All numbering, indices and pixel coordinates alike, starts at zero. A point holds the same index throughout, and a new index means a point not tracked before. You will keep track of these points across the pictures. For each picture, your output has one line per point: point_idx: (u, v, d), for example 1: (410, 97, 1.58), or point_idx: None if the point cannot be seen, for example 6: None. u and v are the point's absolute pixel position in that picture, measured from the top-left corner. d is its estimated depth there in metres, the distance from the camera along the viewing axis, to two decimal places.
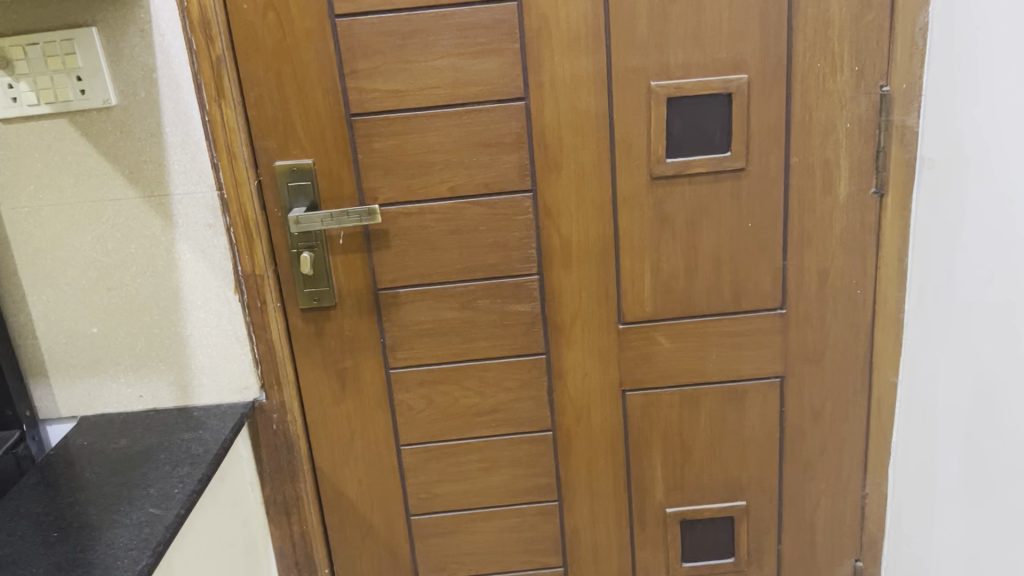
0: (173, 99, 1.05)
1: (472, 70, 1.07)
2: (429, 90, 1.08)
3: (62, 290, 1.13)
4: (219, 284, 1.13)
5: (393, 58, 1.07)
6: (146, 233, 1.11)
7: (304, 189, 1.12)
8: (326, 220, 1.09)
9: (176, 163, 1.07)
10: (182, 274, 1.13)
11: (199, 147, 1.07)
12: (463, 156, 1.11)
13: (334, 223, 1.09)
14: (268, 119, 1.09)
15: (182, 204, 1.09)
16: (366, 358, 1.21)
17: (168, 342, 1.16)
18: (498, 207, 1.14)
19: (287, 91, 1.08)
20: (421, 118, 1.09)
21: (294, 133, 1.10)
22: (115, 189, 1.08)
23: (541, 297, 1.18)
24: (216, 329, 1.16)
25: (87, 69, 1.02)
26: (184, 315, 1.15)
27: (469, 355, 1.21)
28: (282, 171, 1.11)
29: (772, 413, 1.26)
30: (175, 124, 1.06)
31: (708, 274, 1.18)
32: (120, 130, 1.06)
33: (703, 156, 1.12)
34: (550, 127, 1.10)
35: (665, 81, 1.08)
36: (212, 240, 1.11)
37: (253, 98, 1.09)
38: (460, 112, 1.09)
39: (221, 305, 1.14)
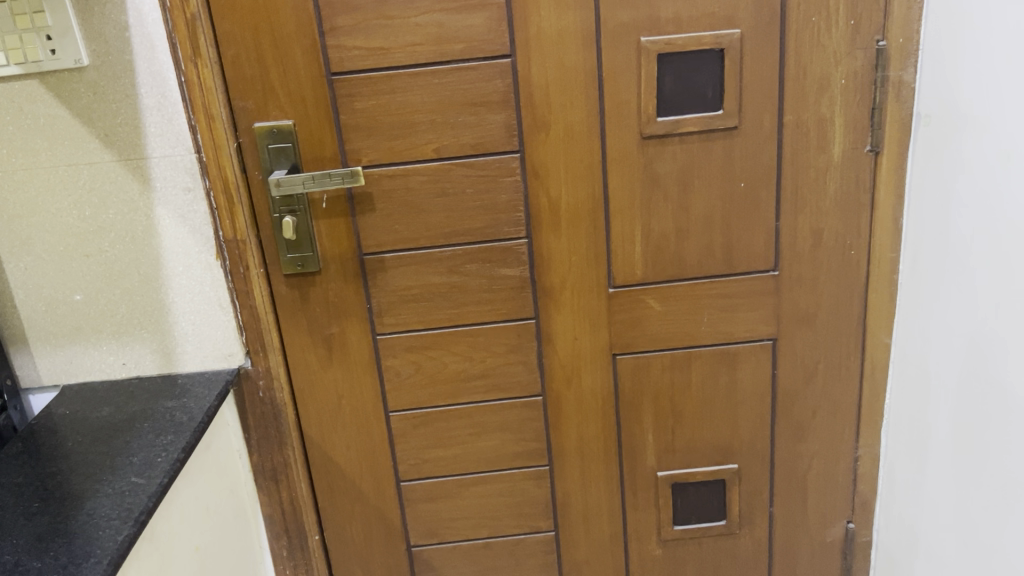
0: (148, 59, 1.02)
1: (457, 27, 1.04)
2: (412, 47, 1.05)
3: (40, 257, 1.11)
4: (200, 249, 1.11)
5: (375, 14, 1.03)
6: (124, 198, 1.08)
7: (286, 150, 1.09)
8: (308, 184, 1.06)
9: (153, 125, 1.05)
10: (162, 239, 1.11)
11: (176, 109, 1.04)
12: (449, 116, 1.08)
13: (316, 185, 1.06)
14: (246, 80, 1.06)
15: (160, 168, 1.07)
16: (352, 325, 1.19)
17: (150, 309, 1.15)
18: (485, 168, 1.11)
19: (265, 50, 1.04)
20: (405, 77, 1.06)
21: (273, 94, 1.06)
22: (90, 153, 1.06)
23: (530, 261, 1.16)
24: (199, 295, 1.14)
25: (58, 28, 0.99)
26: (166, 281, 1.13)
27: (457, 320, 1.19)
28: (262, 133, 1.08)
29: (765, 376, 1.24)
30: (150, 85, 1.03)
31: (700, 236, 1.15)
32: (93, 92, 1.03)
33: (695, 114, 1.09)
34: (537, 84, 1.07)
35: (655, 37, 1.05)
36: (191, 204, 1.09)
37: (231, 56, 1.05)
38: (444, 71, 1.06)
39: (203, 271, 1.13)
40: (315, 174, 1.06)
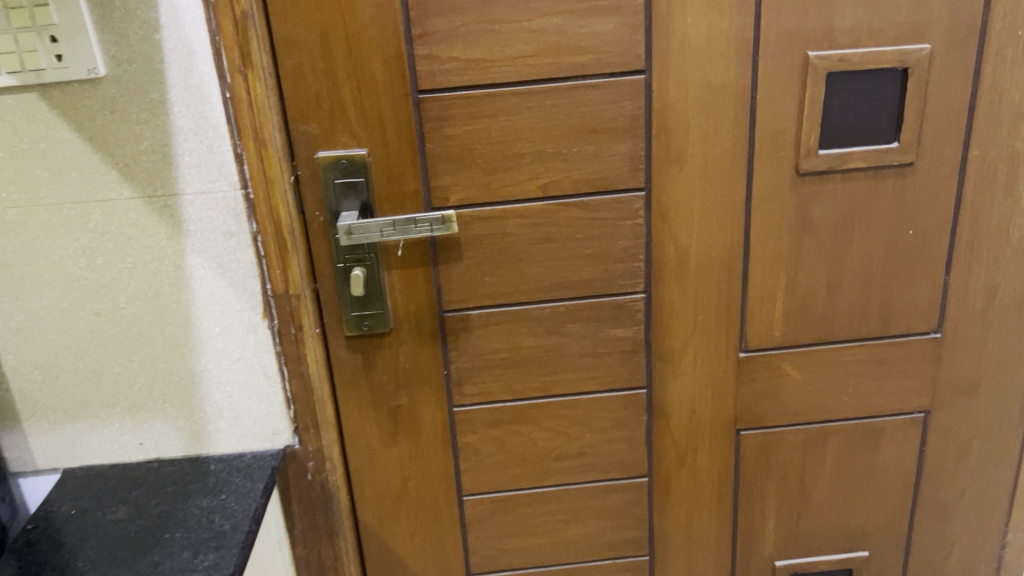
0: (183, 69, 0.79)
1: (582, 35, 0.82)
2: (523, 60, 0.82)
3: (36, 315, 0.87)
4: (242, 308, 0.88)
5: (478, 16, 0.80)
6: (146, 244, 0.85)
7: (356, 186, 0.86)
8: (388, 230, 0.84)
9: (188, 153, 0.82)
10: (195, 295, 0.88)
11: (218, 133, 0.81)
12: (562, 145, 0.87)
13: (396, 233, 0.84)
14: (309, 97, 0.82)
15: (195, 207, 0.84)
16: (425, 397, 0.96)
17: (175, 380, 0.91)
18: (601, 210, 0.90)
19: (336, 60, 0.81)
20: (512, 97, 0.84)
21: (344, 116, 0.83)
22: (104, 187, 0.82)
23: (647, 320, 0.95)
24: (239, 363, 0.91)
25: (66, 27, 0.75)
26: (197, 346, 0.90)
27: (554, 390, 0.98)
28: (328, 164, 0.85)
29: (910, 453, 1.05)
30: (186, 102, 0.80)
31: (854, 291, 0.96)
32: (111, 110, 0.80)
33: (864, 147, 0.88)
34: (675, 107, 0.86)
35: (826, 51, 0.84)
36: (233, 252, 0.86)
37: (289, 66, 0.81)
38: (562, 90, 0.84)
39: (244, 334, 0.90)
40: (397, 219, 0.84)
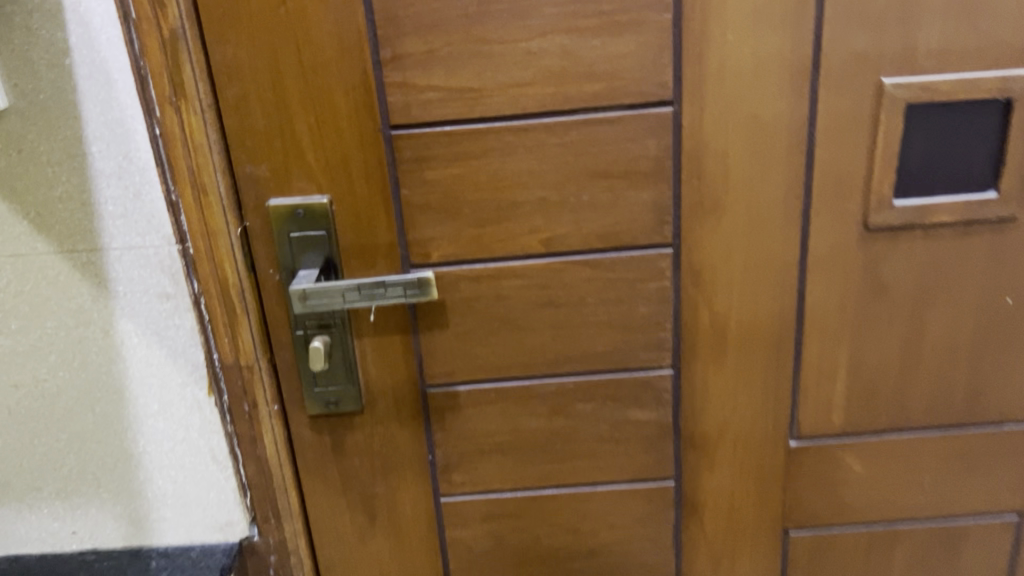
0: (101, 100, 0.64)
1: (593, 58, 0.65)
2: (520, 89, 0.66)
3: None
4: (184, 382, 0.74)
5: (462, 36, 0.64)
6: (67, 307, 0.71)
7: (317, 240, 0.71)
8: (351, 295, 0.68)
9: (111, 201, 0.67)
10: (127, 367, 0.73)
11: (146, 178, 0.67)
12: (570, 192, 0.70)
13: (362, 300, 0.69)
14: (257, 133, 0.67)
15: (123, 265, 0.70)
16: (406, 485, 0.81)
17: (109, 463, 0.77)
18: (619, 270, 0.73)
19: (287, 89, 0.66)
20: (506, 134, 0.68)
21: (300, 156, 0.68)
22: (15, 240, 0.69)
23: (675, 401, 0.78)
24: (184, 445, 0.77)
25: None
26: (134, 425, 0.76)
27: (561, 481, 0.81)
28: (281, 215, 0.69)
29: (998, 561, 0.86)
30: (106, 140, 0.65)
31: (934, 371, 0.77)
32: (17, 148, 0.65)
33: (952, 198, 0.70)
34: (711, 148, 0.69)
35: (906, 79, 0.66)
36: (171, 317, 0.71)
37: (231, 97, 0.66)
38: (569, 125, 0.68)
39: (188, 412, 0.75)
40: (362, 283, 0.68)
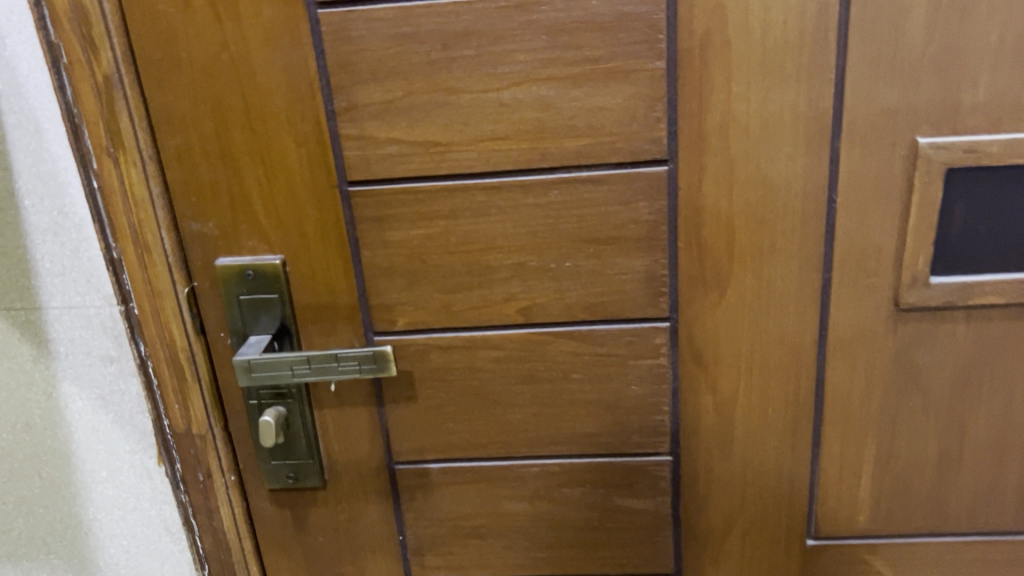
0: (32, 151, 0.59)
1: (576, 110, 0.57)
2: (492, 143, 0.58)
3: None
4: (132, 449, 0.68)
5: (425, 84, 0.57)
6: (8, 367, 0.66)
7: (269, 303, 0.64)
8: (301, 367, 0.62)
9: (47, 258, 0.61)
10: (73, 431, 0.68)
11: (83, 235, 0.61)
12: (552, 257, 0.61)
13: (313, 373, 0.62)
14: (203, 188, 0.61)
15: (63, 324, 0.64)
16: (375, 565, 0.74)
17: (58, 530, 0.72)
18: (609, 344, 0.64)
19: (233, 141, 0.59)
20: (478, 193, 0.60)
21: (251, 214, 0.61)
22: None
23: (674, 491, 0.69)
24: (134, 515, 0.71)
25: None
26: (82, 492, 0.70)
27: (546, 570, 0.73)
28: (230, 275, 0.63)
29: None
30: (39, 194, 0.60)
31: (978, 471, 0.67)
32: None
33: (1003, 277, 0.59)
34: (715, 213, 0.59)
35: (947, 139, 0.56)
36: (116, 381, 0.66)
37: (172, 149, 0.60)
38: (549, 183, 0.59)
39: (138, 481, 0.69)
40: (312, 355, 0.62)
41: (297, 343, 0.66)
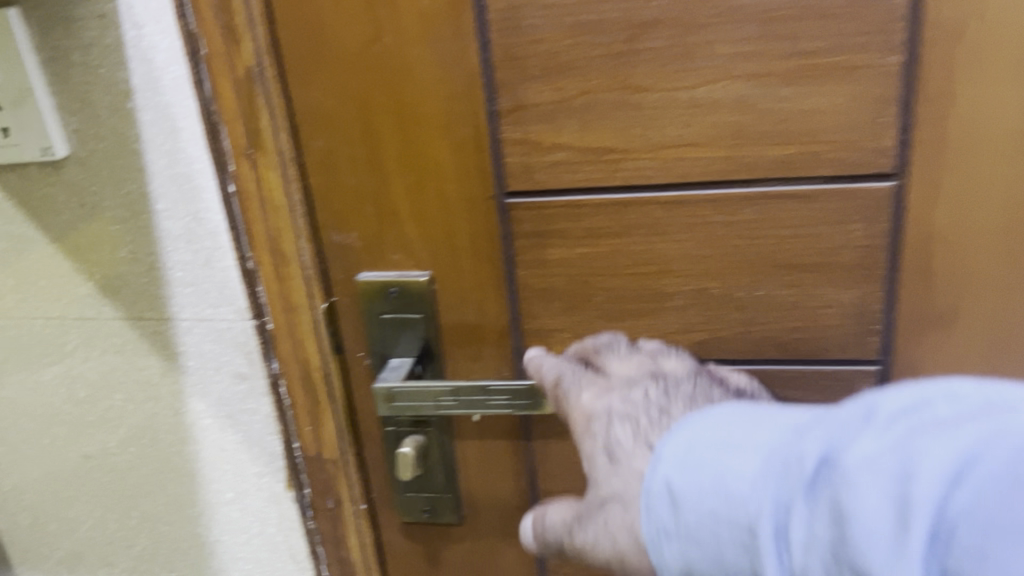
0: (167, 152, 0.54)
1: (783, 113, 0.48)
2: (680, 151, 0.50)
3: (16, 448, 0.67)
4: (260, 472, 0.63)
5: (605, 81, 0.49)
6: (136, 378, 0.62)
7: (413, 323, 0.57)
8: (446, 400, 0.55)
9: (179, 267, 0.57)
10: (200, 449, 0.63)
11: (217, 244, 0.56)
12: (741, 284, 0.52)
13: (459, 406, 0.56)
14: (347, 195, 0.55)
15: (193, 338, 0.59)
16: None
17: (181, 549, 0.68)
18: (802, 387, 0.54)
19: (382, 144, 0.53)
20: (658, 208, 0.51)
21: (398, 225, 0.55)
22: (80, 302, 0.60)
23: None
24: (259, 540, 0.66)
25: (8, 90, 0.53)
26: (206, 513, 0.66)
27: None
28: (372, 291, 0.57)
29: None
30: (174, 198, 0.55)
31: None
32: (80, 202, 0.57)
33: None
34: (947, 239, 0.49)
35: None
36: (247, 400, 0.61)
37: (316, 152, 0.54)
38: (744, 198, 0.50)
39: (264, 505, 0.64)
40: (460, 387, 0.55)
41: (439, 367, 0.59)
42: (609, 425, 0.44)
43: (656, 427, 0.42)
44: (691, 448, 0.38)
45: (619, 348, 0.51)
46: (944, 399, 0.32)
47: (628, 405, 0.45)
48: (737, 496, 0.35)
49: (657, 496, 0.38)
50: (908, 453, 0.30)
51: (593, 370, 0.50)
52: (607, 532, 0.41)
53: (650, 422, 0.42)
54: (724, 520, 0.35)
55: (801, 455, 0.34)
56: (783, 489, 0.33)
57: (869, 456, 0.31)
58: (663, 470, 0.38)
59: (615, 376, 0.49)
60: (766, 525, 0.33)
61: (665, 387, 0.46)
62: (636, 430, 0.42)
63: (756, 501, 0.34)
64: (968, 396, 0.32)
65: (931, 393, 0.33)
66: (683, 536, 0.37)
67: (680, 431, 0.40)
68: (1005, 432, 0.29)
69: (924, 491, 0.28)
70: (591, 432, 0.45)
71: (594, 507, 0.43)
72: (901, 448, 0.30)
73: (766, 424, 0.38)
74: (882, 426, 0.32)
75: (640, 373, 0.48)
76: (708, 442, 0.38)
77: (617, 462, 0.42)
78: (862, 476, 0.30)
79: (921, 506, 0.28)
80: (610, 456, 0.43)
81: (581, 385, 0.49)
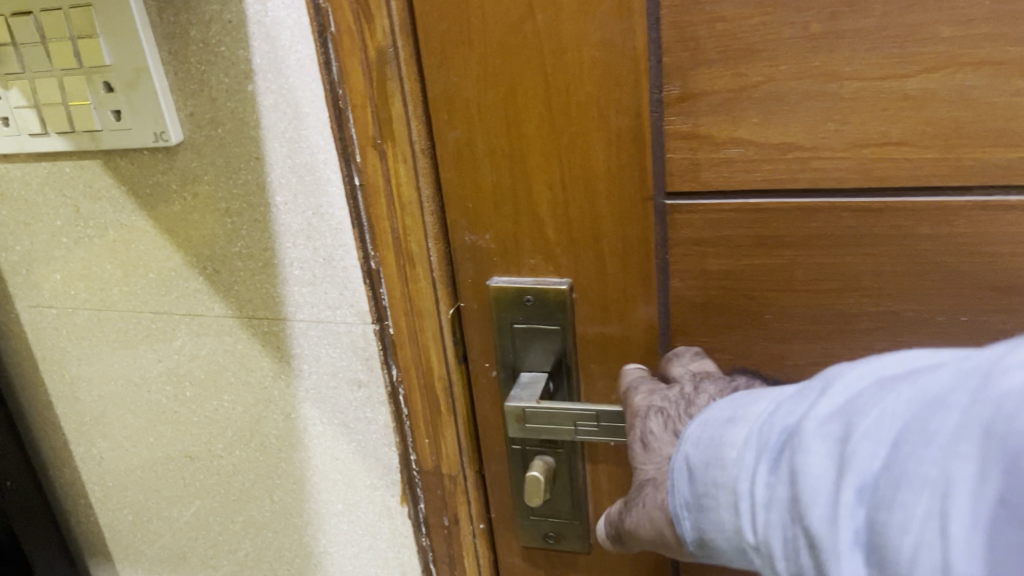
0: (288, 139, 0.49)
1: (1017, 109, 0.39)
2: (880, 151, 0.42)
3: (120, 444, 0.64)
4: (373, 484, 0.59)
5: (795, 68, 0.41)
6: (246, 380, 0.58)
7: (548, 334, 0.52)
8: (587, 424, 0.50)
9: (297, 264, 0.52)
10: (310, 457, 0.59)
11: (338, 240, 0.51)
12: (940, 307, 0.45)
13: (600, 432, 0.50)
14: (481, 192, 0.49)
15: (309, 341, 0.55)
16: None
17: (285, 557, 0.64)
18: None
19: (526, 138, 0.46)
20: (847, 217, 0.44)
21: (537, 226, 0.49)
22: (191, 298, 0.56)
23: None
24: (368, 554, 0.62)
25: (121, 70, 0.49)
26: (314, 523, 0.62)
27: None
28: (505, 298, 0.51)
29: None
30: (295, 190, 0.50)
31: None
32: (193, 192, 0.52)
33: None
34: None
35: None
36: (362, 408, 0.56)
37: (452, 143, 0.48)
38: (956, 208, 0.42)
39: (376, 519, 0.60)
40: (603, 412, 0.49)
41: (575, 386, 0.53)
42: (645, 415, 0.43)
43: (683, 415, 0.41)
44: (703, 426, 0.37)
45: (691, 352, 0.48)
46: (900, 364, 0.32)
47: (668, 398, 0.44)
48: (724, 460, 0.34)
49: (677, 474, 0.37)
50: (850, 413, 0.30)
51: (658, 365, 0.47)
52: (645, 512, 0.41)
53: (678, 410, 0.42)
54: (720, 486, 0.34)
55: (773, 422, 0.33)
56: (758, 457, 0.33)
57: (822, 421, 0.30)
58: (682, 448, 0.38)
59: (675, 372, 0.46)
60: (743, 488, 0.33)
61: (714, 379, 0.44)
62: (666, 419, 0.42)
63: (734, 465, 0.34)
64: (925, 363, 0.31)
65: (887, 360, 0.32)
66: (694, 504, 0.36)
67: (704, 412, 0.38)
68: (928, 389, 0.28)
69: (866, 452, 0.28)
70: (632, 424, 0.44)
71: (633, 492, 0.43)
72: (844, 411, 0.30)
73: (770, 392, 0.36)
74: (839, 391, 0.31)
75: (704, 373, 0.45)
76: (719, 414, 0.37)
77: (651, 448, 0.42)
78: (815, 441, 0.30)
79: (858, 468, 0.28)
80: (643, 445, 0.42)
81: (641, 385, 0.46)
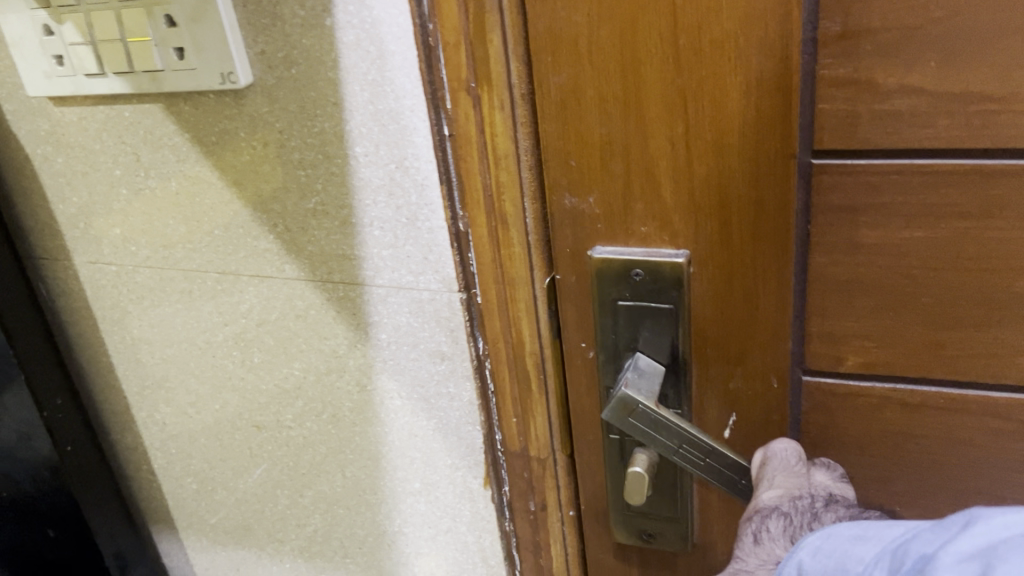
0: (371, 84, 0.43)
1: None
2: None
3: (184, 411, 0.61)
4: (455, 464, 0.54)
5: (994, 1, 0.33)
6: (319, 348, 0.53)
7: (659, 317, 0.44)
8: (691, 451, 0.45)
9: (377, 225, 0.47)
10: (387, 432, 0.54)
11: (422, 198, 0.45)
12: None
13: (699, 466, 0.45)
14: (588, 149, 0.41)
15: (388, 309, 0.49)
16: None
17: (357, 536, 0.60)
18: None
19: (647, 85, 0.39)
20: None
21: (652, 189, 0.41)
22: (260, 258, 0.51)
23: None
24: (446, 536, 0.57)
25: (185, 1, 0.43)
26: (389, 501, 0.57)
27: None
28: (609, 274, 0.44)
29: None
30: (376, 141, 0.44)
31: None
32: (263, 141, 0.47)
33: None
34: None
35: None
36: (445, 383, 0.51)
37: (554, 90, 0.40)
38: None
39: (456, 501, 0.55)
40: (718, 450, 0.44)
41: (687, 376, 0.46)
42: (766, 511, 0.41)
43: (807, 529, 0.40)
44: (828, 536, 0.35)
45: (839, 471, 0.46)
46: None
47: (795, 500, 0.41)
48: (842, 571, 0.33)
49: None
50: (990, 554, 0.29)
51: (800, 463, 0.44)
52: None
53: (803, 519, 0.40)
54: None
55: (908, 548, 0.32)
56: None
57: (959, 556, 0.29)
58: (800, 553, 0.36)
59: (812, 484, 0.44)
60: None
61: (848, 505, 0.42)
62: (787, 523, 0.40)
63: None
64: None
65: None
66: None
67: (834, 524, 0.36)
68: None
69: None
70: (749, 517, 0.42)
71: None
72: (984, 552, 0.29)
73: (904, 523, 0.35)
74: (981, 531, 0.30)
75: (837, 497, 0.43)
76: (847, 529, 0.35)
77: (760, 544, 0.40)
78: None
79: None
80: (755, 539, 0.41)
81: (777, 474, 0.43)
